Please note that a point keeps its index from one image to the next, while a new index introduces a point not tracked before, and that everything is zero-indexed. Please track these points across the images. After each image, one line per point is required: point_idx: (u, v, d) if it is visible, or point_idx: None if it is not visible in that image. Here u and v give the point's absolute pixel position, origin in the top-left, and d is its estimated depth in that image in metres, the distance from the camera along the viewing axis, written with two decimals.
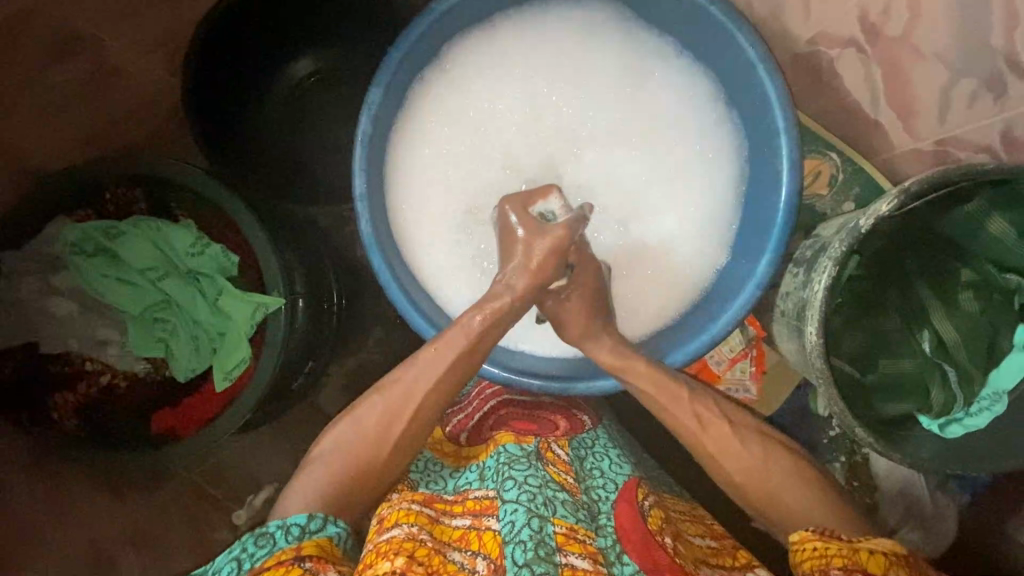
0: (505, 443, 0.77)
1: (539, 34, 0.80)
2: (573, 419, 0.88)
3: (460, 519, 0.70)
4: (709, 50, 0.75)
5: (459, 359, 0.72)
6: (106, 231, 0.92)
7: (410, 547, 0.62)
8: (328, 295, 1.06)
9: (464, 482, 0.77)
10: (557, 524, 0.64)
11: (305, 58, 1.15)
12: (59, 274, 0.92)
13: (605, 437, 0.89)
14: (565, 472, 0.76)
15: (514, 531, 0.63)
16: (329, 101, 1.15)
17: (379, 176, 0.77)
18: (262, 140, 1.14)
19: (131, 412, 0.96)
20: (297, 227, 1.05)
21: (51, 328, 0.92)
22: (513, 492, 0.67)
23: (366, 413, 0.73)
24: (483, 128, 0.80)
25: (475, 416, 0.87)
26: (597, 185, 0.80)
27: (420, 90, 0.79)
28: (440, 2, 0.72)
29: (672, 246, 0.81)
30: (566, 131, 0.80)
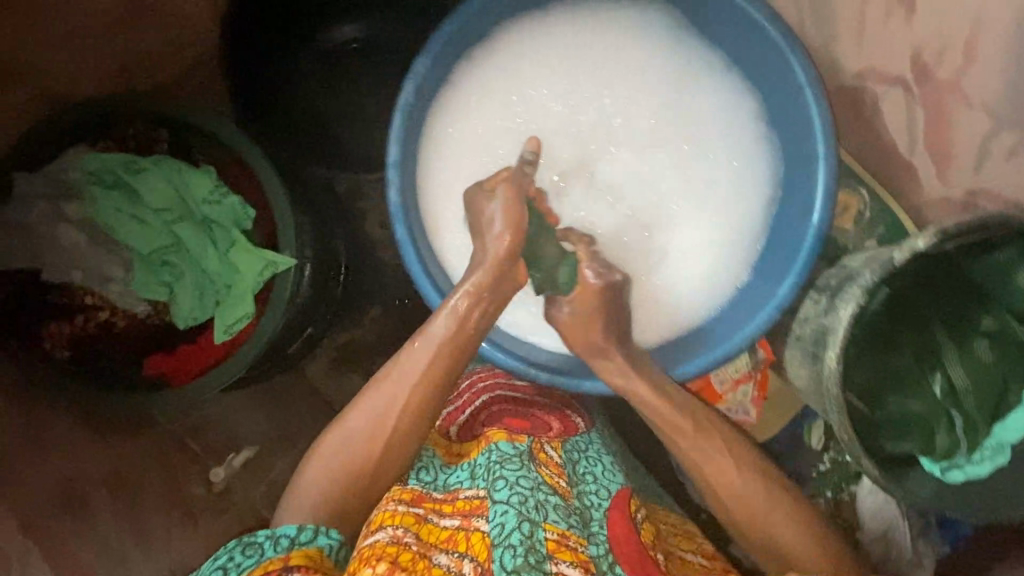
0: (498, 441, 0.76)
1: (591, 30, 0.79)
2: (567, 422, 0.89)
3: (449, 519, 0.69)
4: (757, 69, 0.75)
5: (448, 341, 0.72)
6: (127, 164, 0.90)
7: (393, 552, 0.63)
8: (337, 265, 1.05)
9: (455, 481, 0.75)
10: (549, 530, 0.65)
11: (346, 24, 1.13)
12: (73, 201, 0.88)
13: (599, 441, 0.89)
14: (557, 476, 0.76)
15: (503, 534, 0.63)
16: (361, 69, 1.14)
17: (414, 146, 0.76)
18: (292, 98, 1.12)
19: (124, 352, 0.94)
20: (313, 193, 1.04)
21: (57, 256, 0.89)
22: (504, 492, 0.68)
23: (355, 418, 0.72)
24: (521, 115, 0.80)
25: (465, 411, 0.88)
26: (624, 188, 0.80)
27: (466, 68, 0.78)
28: None
29: (694, 258, 0.81)
30: (605, 129, 0.80)
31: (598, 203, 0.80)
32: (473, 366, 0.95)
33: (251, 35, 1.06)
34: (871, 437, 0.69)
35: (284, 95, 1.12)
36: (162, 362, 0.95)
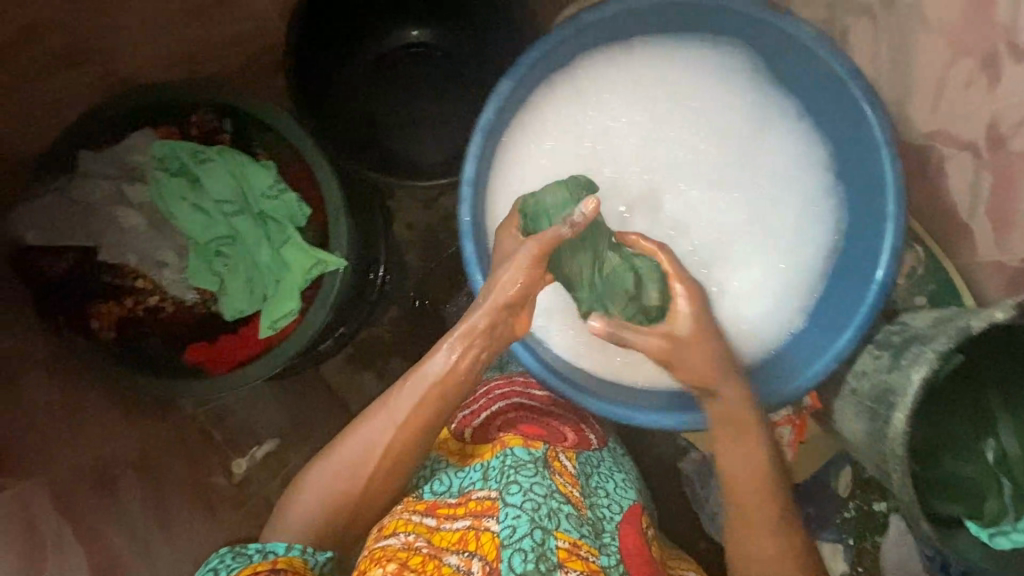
0: (514, 445, 0.79)
1: (671, 65, 0.79)
2: (582, 436, 0.89)
3: (461, 520, 0.72)
4: (833, 121, 0.76)
5: (443, 382, 0.73)
6: (193, 153, 0.91)
7: (404, 556, 0.67)
8: (376, 268, 1.07)
9: (468, 483, 0.77)
10: (560, 538, 0.68)
11: (411, 28, 1.17)
12: (139, 184, 0.90)
13: (611, 460, 0.91)
14: (571, 485, 0.78)
15: (514, 537, 0.67)
16: (420, 74, 1.17)
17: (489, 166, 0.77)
18: (349, 96, 1.15)
19: (167, 337, 0.94)
20: (359, 196, 1.07)
21: (115, 235, 0.89)
22: (517, 497, 0.71)
23: (347, 449, 0.73)
24: (592, 139, 0.81)
25: (480, 415, 0.89)
26: (686, 222, 0.81)
27: (546, 93, 0.78)
28: (589, 13, 0.72)
29: (752, 301, 0.81)
30: (674, 165, 0.81)
31: (659, 234, 0.81)
32: (489, 375, 0.98)
33: (314, 31, 1.07)
34: (925, 495, 0.70)
35: (343, 93, 1.15)
36: (201, 351, 0.94)
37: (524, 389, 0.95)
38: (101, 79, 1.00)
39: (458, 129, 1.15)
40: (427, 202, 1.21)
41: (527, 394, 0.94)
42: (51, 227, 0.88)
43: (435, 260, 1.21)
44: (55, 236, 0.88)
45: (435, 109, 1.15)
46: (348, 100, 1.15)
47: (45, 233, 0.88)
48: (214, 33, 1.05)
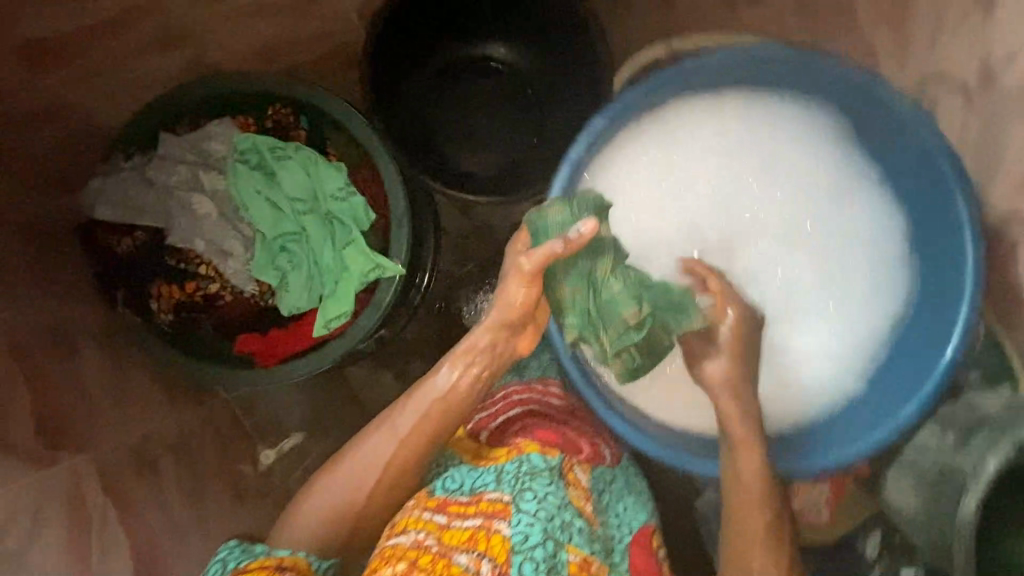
0: (531, 452, 0.81)
1: (759, 118, 0.80)
2: (598, 449, 0.92)
3: (471, 519, 0.74)
4: (915, 193, 0.76)
5: (441, 403, 0.76)
6: (272, 149, 0.92)
7: (415, 554, 0.69)
8: (421, 273, 1.08)
9: (481, 484, 0.79)
10: (571, 552, 0.74)
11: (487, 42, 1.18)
12: (219, 175, 0.92)
13: (625, 475, 0.94)
14: (582, 498, 0.82)
15: (527, 544, 0.71)
16: (489, 88, 1.18)
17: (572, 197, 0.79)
18: (417, 100, 1.16)
19: (220, 327, 0.95)
20: (416, 202, 1.08)
21: (187, 222, 0.91)
22: (531, 505, 0.74)
23: (351, 463, 0.77)
24: (673, 186, 0.82)
25: (497, 418, 0.92)
26: (755, 276, 0.81)
27: (634, 131, 0.79)
28: (691, 60, 0.73)
29: (812, 358, 0.82)
30: (749, 216, 0.81)
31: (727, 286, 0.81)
32: (507, 379, 0.98)
33: (391, 35, 1.08)
34: None
35: (411, 96, 1.16)
36: (250, 342, 0.95)
37: (545, 397, 0.95)
38: (179, 67, 1.00)
39: (509, 146, 1.16)
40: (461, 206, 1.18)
41: (546, 403, 0.95)
42: (123, 203, 0.90)
43: (466, 267, 1.21)
44: (131, 216, 0.90)
45: (490, 128, 1.16)
46: (406, 104, 1.15)
47: (123, 212, 0.90)
48: (290, 26, 1.04)
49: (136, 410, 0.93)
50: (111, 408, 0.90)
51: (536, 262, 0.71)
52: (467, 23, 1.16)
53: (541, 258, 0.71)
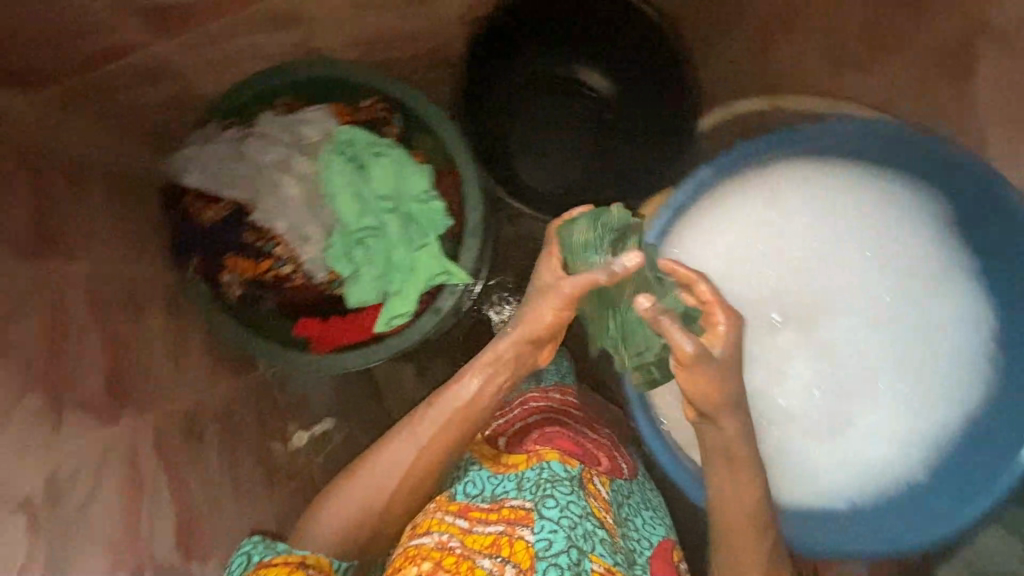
0: (551, 460, 0.84)
1: (863, 192, 0.79)
2: (614, 462, 0.96)
3: (494, 525, 0.78)
4: (1013, 298, 0.74)
5: (460, 416, 0.80)
6: (368, 144, 0.94)
7: (438, 555, 0.73)
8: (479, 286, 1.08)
9: (502, 491, 0.83)
10: (595, 562, 0.75)
11: (584, 65, 1.18)
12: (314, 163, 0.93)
13: (638, 489, 0.98)
14: (604, 510, 0.84)
15: (550, 551, 0.73)
16: (574, 108, 1.18)
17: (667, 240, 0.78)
18: (502, 107, 1.16)
19: (283, 307, 0.96)
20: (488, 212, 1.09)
21: (275, 201, 0.92)
22: (553, 512, 0.76)
23: (371, 470, 0.79)
24: (768, 245, 0.80)
25: (515, 424, 0.96)
26: (833, 351, 0.80)
27: (736, 185, 0.79)
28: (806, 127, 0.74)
29: (877, 440, 0.80)
30: (838, 288, 0.80)
31: (801, 359, 0.80)
32: (524, 387, 1.02)
33: (491, 42, 1.10)
34: None
35: (498, 103, 1.16)
36: (309, 326, 0.96)
37: (561, 405, 1.01)
38: (290, 42, 0.98)
39: (584, 170, 1.16)
40: (515, 219, 1.23)
41: (560, 409, 1.00)
42: (213, 174, 0.92)
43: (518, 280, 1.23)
44: (217, 187, 0.92)
45: (571, 151, 1.16)
46: (499, 105, 1.16)
47: (211, 182, 0.92)
48: (401, 24, 1.03)
49: (184, 380, 0.93)
50: (169, 372, 0.90)
51: (576, 288, 0.73)
52: (567, 42, 1.17)
53: (584, 283, 0.73)
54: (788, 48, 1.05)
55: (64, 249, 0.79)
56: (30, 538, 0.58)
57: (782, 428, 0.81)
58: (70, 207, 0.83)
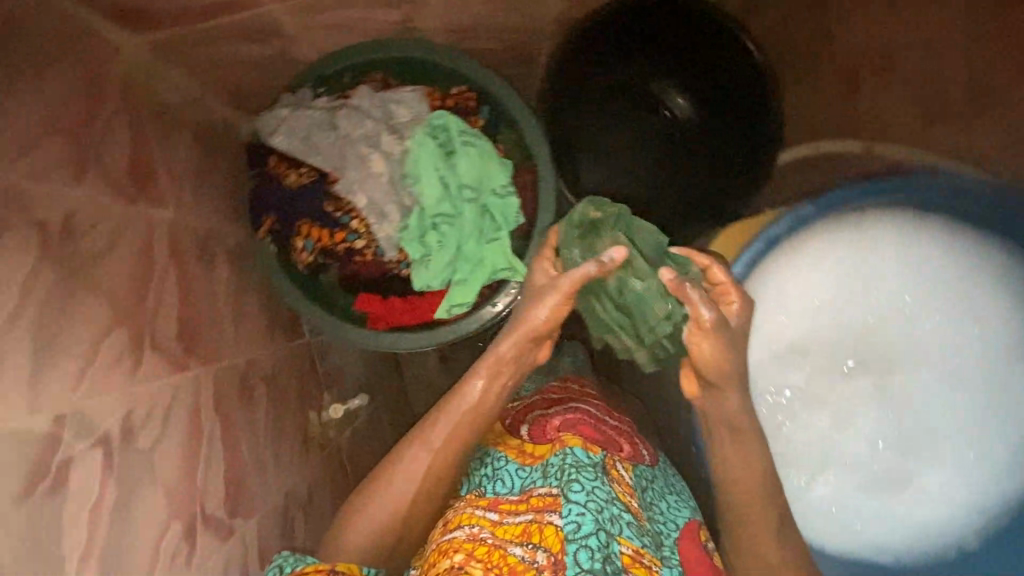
0: (574, 446, 0.82)
1: (965, 255, 0.74)
2: (636, 449, 0.93)
3: (523, 514, 0.78)
4: None
5: (467, 416, 0.82)
6: (460, 133, 0.93)
7: (470, 546, 0.75)
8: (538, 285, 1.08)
9: (530, 481, 0.83)
10: (624, 544, 0.73)
11: (671, 87, 1.19)
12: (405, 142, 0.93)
13: (659, 475, 0.95)
14: (628, 495, 0.82)
15: (579, 533, 0.71)
16: (651, 127, 1.20)
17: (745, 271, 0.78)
18: (584, 115, 1.18)
19: (346, 279, 0.97)
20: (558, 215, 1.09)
21: (361, 174, 0.92)
22: (580, 495, 0.74)
23: (393, 477, 0.82)
24: (857, 289, 0.78)
25: (534, 410, 0.94)
26: (902, 402, 0.79)
27: (825, 227, 0.77)
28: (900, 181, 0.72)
29: (923, 500, 0.79)
30: (911, 345, 0.78)
31: (869, 404, 0.79)
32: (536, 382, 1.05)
33: (583, 51, 1.12)
34: None
35: (581, 110, 1.18)
36: (370, 303, 0.97)
37: (580, 393, 1.01)
38: (389, 21, 0.97)
39: (651, 184, 1.19)
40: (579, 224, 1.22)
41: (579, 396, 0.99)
42: (300, 139, 0.91)
43: None
44: (304, 152, 0.92)
45: (640, 168, 1.20)
46: (583, 107, 1.18)
47: (299, 146, 0.92)
48: (497, 17, 1.03)
49: (239, 341, 0.92)
50: (227, 331, 0.89)
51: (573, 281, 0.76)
52: (658, 60, 1.18)
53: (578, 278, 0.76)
54: (869, 95, 1.06)
55: (149, 194, 0.79)
56: (107, 475, 0.57)
57: (838, 467, 0.81)
58: (156, 153, 0.83)
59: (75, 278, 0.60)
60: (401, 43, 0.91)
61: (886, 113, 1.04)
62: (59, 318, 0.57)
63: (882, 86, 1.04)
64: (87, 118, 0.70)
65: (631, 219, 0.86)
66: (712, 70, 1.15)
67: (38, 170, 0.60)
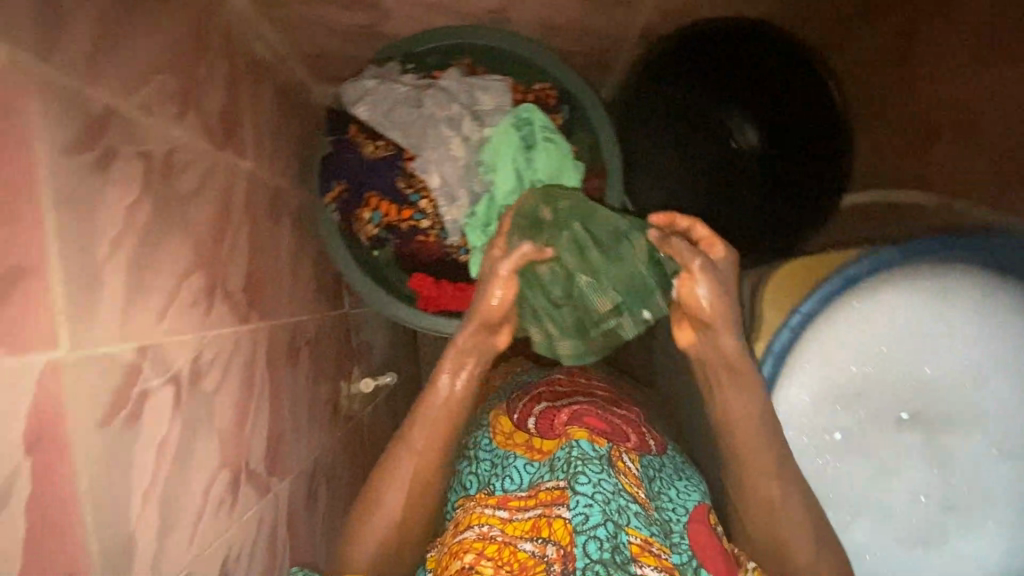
0: (579, 438, 0.79)
1: None
2: (642, 440, 0.91)
3: (532, 510, 0.78)
4: None
5: (444, 414, 0.80)
6: (544, 130, 0.91)
7: (480, 545, 0.75)
8: None
9: (538, 477, 0.82)
10: (632, 535, 0.71)
11: (743, 120, 1.18)
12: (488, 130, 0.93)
13: (669, 463, 0.92)
14: (636, 486, 0.79)
15: (587, 524, 0.69)
16: (712, 154, 1.20)
17: (824, 309, 0.75)
18: (653, 129, 1.19)
19: (405, 254, 0.99)
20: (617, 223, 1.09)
21: (440, 156, 0.92)
22: (587, 487, 0.72)
23: (391, 471, 0.80)
24: (926, 343, 0.75)
25: (540, 406, 0.93)
26: (952, 461, 0.77)
27: (912, 276, 0.74)
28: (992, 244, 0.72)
29: (954, 562, 0.79)
30: (976, 409, 0.76)
31: (916, 458, 0.78)
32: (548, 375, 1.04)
33: (665, 64, 1.10)
34: None
35: (650, 124, 1.19)
36: (422, 284, 1.00)
37: (585, 388, 1.01)
38: (485, 9, 0.98)
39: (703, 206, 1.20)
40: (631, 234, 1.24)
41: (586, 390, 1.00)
42: (384, 112, 0.92)
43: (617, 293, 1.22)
44: (386, 126, 0.92)
45: (694, 191, 1.20)
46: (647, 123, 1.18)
47: (381, 119, 0.92)
48: (589, 21, 1.03)
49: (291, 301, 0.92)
50: (284, 289, 0.90)
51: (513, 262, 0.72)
52: (735, 89, 1.16)
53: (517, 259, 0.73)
54: (941, 150, 1.03)
55: (235, 144, 0.79)
56: (175, 413, 0.58)
57: (872, 516, 0.80)
58: (244, 105, 0.83)
59: (171, 215, 0.61)
60: (492, 32, 0.93)
61: (956, 169, 1.00)
62: (155, 252, 0.57)
63: (957, 142, 1.00)
64: (194, 61, 0.70)
65: (594, 211, 0.81)
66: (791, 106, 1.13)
67: (151, 104, 0.60)
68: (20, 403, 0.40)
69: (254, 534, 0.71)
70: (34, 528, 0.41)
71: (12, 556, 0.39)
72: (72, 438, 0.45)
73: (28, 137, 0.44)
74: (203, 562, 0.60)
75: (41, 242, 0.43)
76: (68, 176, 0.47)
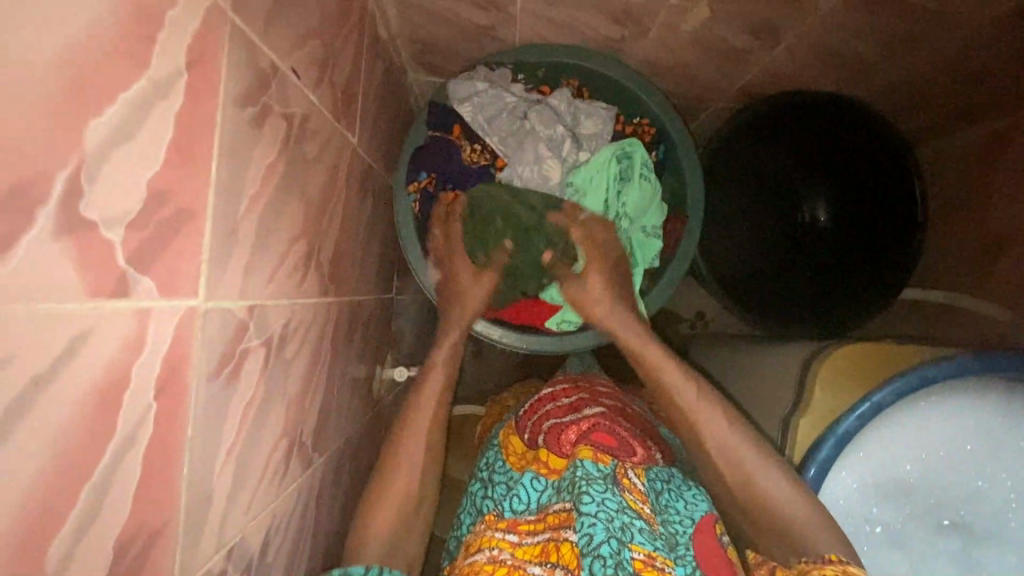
0: (584, 458, 0.75)
1: None
2: (649, 452, 0.85)
3: (540, 534, 0.77)
4: None
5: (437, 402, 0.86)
6: (641, 169, 0.97)
7: (491, 569, 0.74)
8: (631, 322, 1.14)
9: (546, 499, 0.81)
10: (635, 550, 0.67)
11: (819, 201, 1.16)
12: (585, 155, 0.98)
13: (680, 476, 0.86)
14: (641, 503, 0.75)
15: (591, 545, 0.66)
16: (777, 219, 1.18)
17: (896, 403, 0.74)
18: (719, 173, 1.19)
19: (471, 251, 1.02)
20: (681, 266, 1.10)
21: (533, 171, 0.95)
22: (591, 506, 0.69)
23: (414, 463, 0.81)
24: (983, 455, 0.76)
25: (548, 421, 0.88)
26: (981, 575, 0.77)
27: (981, 387, 0.76)
28: None
29: None
30: (1017, 529, 0.76)
31: (947, 565, 0.78)
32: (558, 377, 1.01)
33: (762, 120, 1.09)
34: None
35: (723, 170, 1.19)
36: (523, 316, 1.04)
37: (591, 389, 0.95)
38: (605, 36, 0.98)
39: (759, 258, 1.19)
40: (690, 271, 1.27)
41: (590, 394, 0.92)
42: (490, 117, 0.95)
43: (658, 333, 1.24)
44: (487, 132, 0.96)
45: (747, 246, 1.20)
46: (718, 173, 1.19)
47: (483, 123, 0.95)
48: (698, 67, 1.04)
49: (358, 280, 0.92)
50: (355, 266, 0.90)
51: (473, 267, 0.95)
52: (816, 160, 1.15)
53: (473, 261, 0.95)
54: (1010, 263, 0.99)
55: (349, 117, 0.79)
56: (262, 376, 0.57)
57: None
58: (363, 82, 0.84)
59: (294, 179, 0.61)
60: (603, 60, 0.93)
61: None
62: (278, 214, 0.58)
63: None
64: (336, 31, 0.71)
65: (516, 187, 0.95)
66: (885, 187, 1.08)
67: (301, 68, 0.61)
68: (160, 346, 0.40)
69: (292, 506, 0.71)
70: (150, 472, 0.41)
71: (126, 496, 0.39)
72: (190, 387, 0.44)
73: (217, 85, 0.44)
74: (253, 529, 0.59)
75: (206, 191, 0.43)
76: (235, 129, 0.47)
